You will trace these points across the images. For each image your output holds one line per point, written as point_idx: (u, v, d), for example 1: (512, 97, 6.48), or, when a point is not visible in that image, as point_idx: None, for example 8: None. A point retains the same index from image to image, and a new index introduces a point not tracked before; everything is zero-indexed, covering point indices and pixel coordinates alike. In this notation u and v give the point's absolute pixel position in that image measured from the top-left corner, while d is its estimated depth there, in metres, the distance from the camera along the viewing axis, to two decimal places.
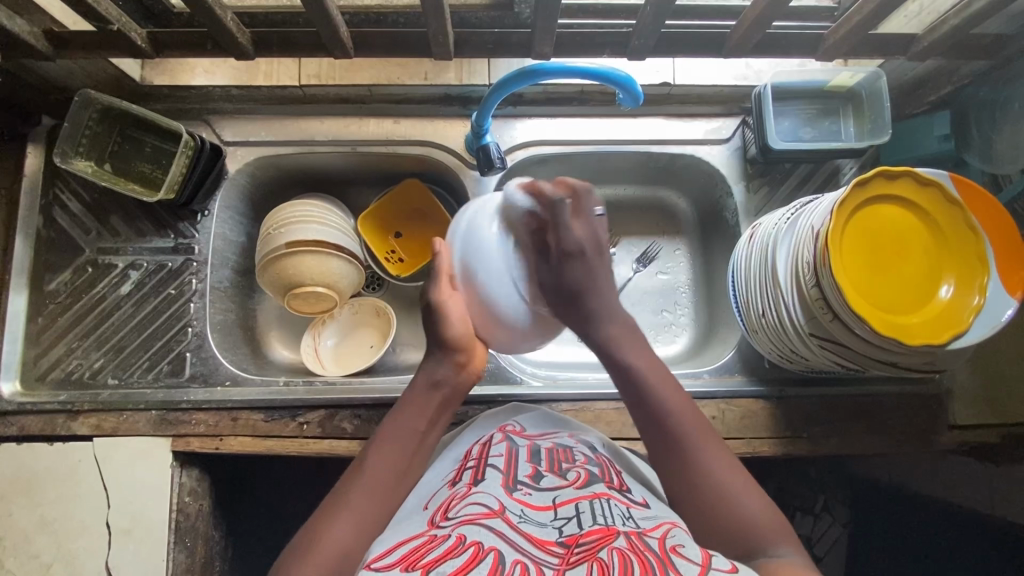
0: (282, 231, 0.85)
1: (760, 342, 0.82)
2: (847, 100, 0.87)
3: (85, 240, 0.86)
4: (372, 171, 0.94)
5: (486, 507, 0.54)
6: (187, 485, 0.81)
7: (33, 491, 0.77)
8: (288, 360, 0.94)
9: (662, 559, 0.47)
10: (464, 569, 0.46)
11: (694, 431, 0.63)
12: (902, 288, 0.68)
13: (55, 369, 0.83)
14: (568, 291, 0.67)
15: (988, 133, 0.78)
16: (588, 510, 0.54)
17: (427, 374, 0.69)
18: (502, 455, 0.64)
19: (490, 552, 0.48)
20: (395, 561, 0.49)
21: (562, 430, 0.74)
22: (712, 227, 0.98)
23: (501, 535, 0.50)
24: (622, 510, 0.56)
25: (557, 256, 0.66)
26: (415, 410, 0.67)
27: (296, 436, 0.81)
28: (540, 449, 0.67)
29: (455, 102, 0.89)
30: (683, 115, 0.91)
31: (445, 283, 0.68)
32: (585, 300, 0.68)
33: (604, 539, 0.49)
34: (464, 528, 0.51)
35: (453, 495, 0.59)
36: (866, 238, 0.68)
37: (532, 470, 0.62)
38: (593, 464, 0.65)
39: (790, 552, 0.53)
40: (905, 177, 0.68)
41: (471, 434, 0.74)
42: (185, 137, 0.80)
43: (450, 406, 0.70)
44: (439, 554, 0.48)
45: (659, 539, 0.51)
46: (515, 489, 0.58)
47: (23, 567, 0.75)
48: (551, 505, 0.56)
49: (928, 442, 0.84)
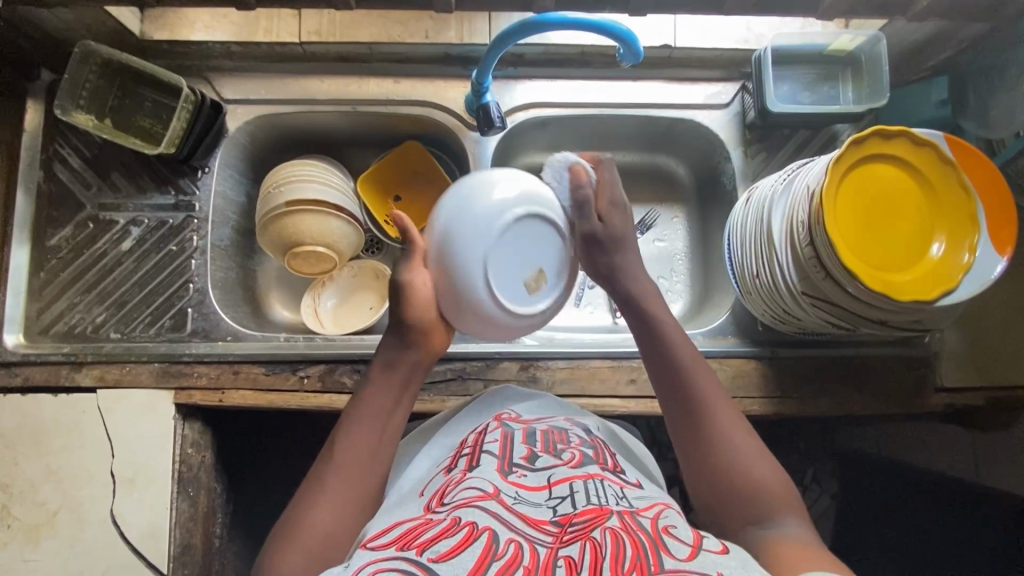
0: (284, 189, 0.85)
1: (753, 302, 0.83)
2: (847, 65, 0.87)
3: (87, 196, 0.87)
4: (373, 132, 0.94)
5: (481, 489, 0.55)
6: (189, 437, 0.83)
7: (39, 440, 0.78)
8: (289, 320, 0.95)
9: (654, 540, 0.49)
10: (459, 548, 0.47)
11: (705, 380, 0.65)
12: (890, 243, 0.69)
13: (58, 322, 0.84)
14: (611, 238, 0.71)
15: (985, 98, 0.79)
16: (582, 490, 0.56)
17: (384, 356, 0.68)
18: (498, 440, 0.65)
19: (484, 533, 0.49)
20: (391, 541, 0.50)
21: (558, 414, 0.74)
22: (710, 193, 0.99)
23: (497, 515, 0.52)
24: (616, 490, 0.57)
25: (603, 204, 0.71)
26: (376, 390, 0.66)
27: (297, 389, 0.82)
28: (535, 431, 0.68)
29: (455, 62, 0.89)
30: (683, 79, 0.91)
31: (417, 259, 0.68)
32: (621, 250, 0.72)
33: (598, 519, 0.51)
34: (460, 510, 0.52)
35: (448, 481, 0.60)
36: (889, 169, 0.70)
37: (527, 452, 0.63)
38: (587, 445, 0.66)
39: (795, 524, 0.56)
40: (902, 138, 0.69)
41: (470, 415, 0.74)
42: (186, 91, 0.81)
43: (413, 381, 0.69)
44: (434, 534, 0.50)
45: (652, 518, 0.53)
46: (510, 472, 0.59)
47: (29, 514, 0.77)
48: (545, 485, 0.57)
49: (915, 404, 0.86)
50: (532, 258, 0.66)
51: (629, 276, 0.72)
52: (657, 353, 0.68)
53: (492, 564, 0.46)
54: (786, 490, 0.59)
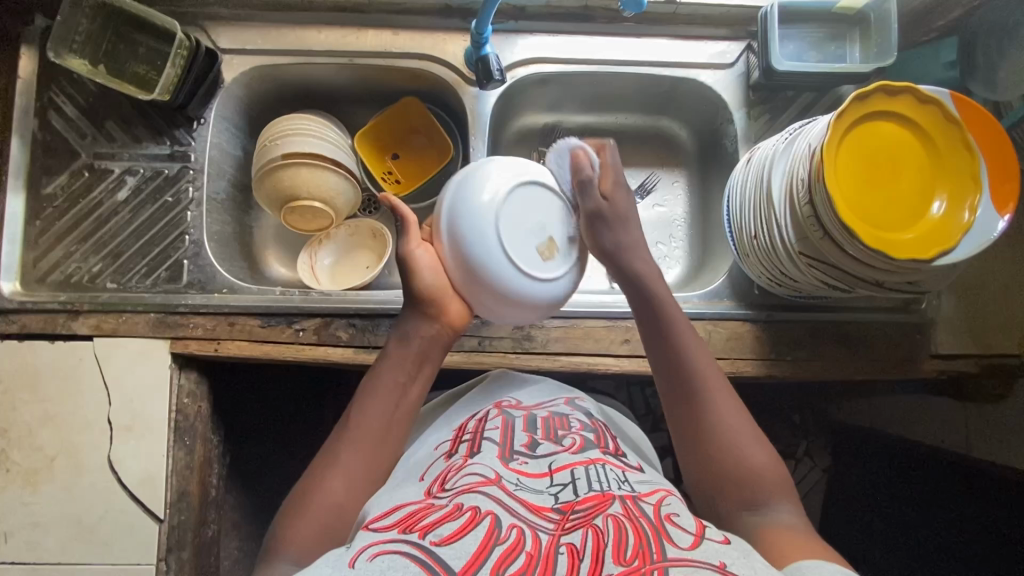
0: (280, 142, 0.85)
1: (750, 265, 0.82)
2: (855, 24, 0.86)
3: (82, 144, 0.86)
4: (372, 87, 0.93)
5: (483, 475, 0.56)
6: (185, 387, 0.82)
7: (37, 387, 0.79)
8: (285, 276, 0.96)
9: (657, 527, 0.48)
10: (462, 532, 0.47)
11: (700, 357, 0.66)
12: (888, 199, 0.68)
13: (54, 271, 0.84)
14: (616, 214, 0.72)
15: (994, 58, 0.77)
16: (584, 476, 0.56)
17: (403, 328, 0.70)
18: (498, 428, 0.66)
19: (487, 517, 0.49)
20: (394, 523, 0.50)
21: (558, 397, 0.75)
22: (712, 157, 0.98)
23: (498, 501, 0.52)
24: (618, 474, 0.57)
25: (607, 185, 0.73)
26: (393, 361, 0.67)
27: (292, 341, 0.82)
28: (535, 418, 0.68)
29: (456, 15, 0.88)
30: (689, 37, 0.89)
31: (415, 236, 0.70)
32: (627, 228, 0.73)
33: (599, 506, 0.51)
34: (462, 496, 0.52)
35: (449, 467, 0.60)
36: (876, 148, 0.69)
37: (527, 440, 0.63)
38: (588, 430, 0.66)
39: (785, 511, 0.56)
40: (906, 93, 0.68)
41: (472, 398, 0.77)
42: (180, 36, 0.80)
43: (431, 355, 0.69)
44: (437, 518, 0.50)
45: (654, 505, 0.52)
46: (512, 459, 0.59)
47: (28, 459, 0.78)
48: (546, 472, 0.57)
49: (908, 371, 0.86)
50: (532, 185, 0.68)
51: (634, 258, 0.72)
52: (656, 326, 0.69)
53: (494, 549, 0.46)
54: (783, 491, 0.58)
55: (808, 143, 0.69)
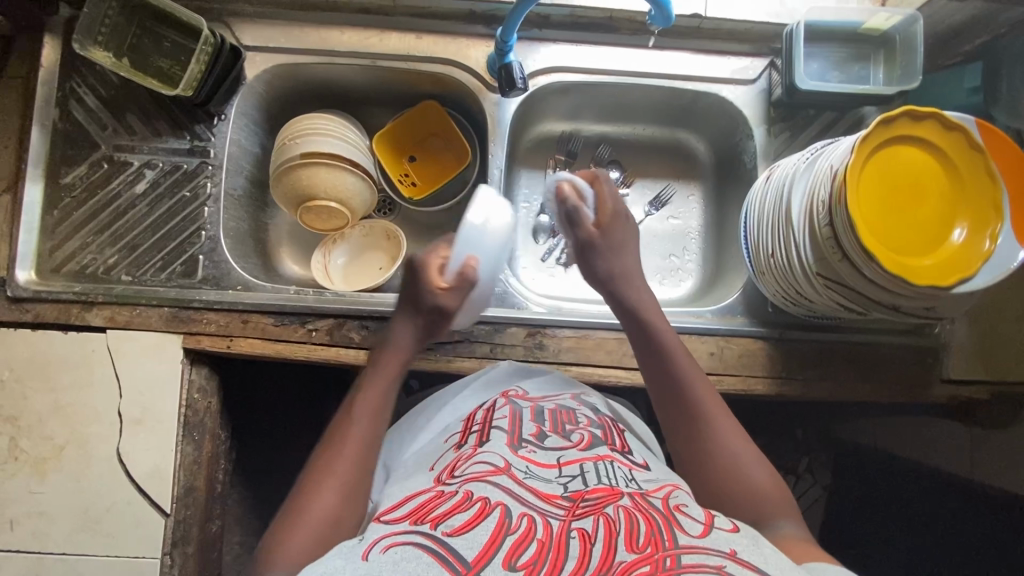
0: (299, 141, 0.85)
1: (766, 282, 0.82)
2: (880, 46, 0.86)
3: (101, 136, 0.86)
4: (393, 90, 0.94)
5: (492, 464, 0.55)
6: (196, 382, 0.83)
7: (48, 376, 0.79)
8: (298, 275, 0.96)
9: (667, 517, 0.48)
10: (473, 523, 0.47)
11: (689, 364, 0.66)
12: (906, 215, 0.68)
13: (69, 262, 0.84)
14: (609, 246, 0.72)
15: (1018, 87, 0.77)
16: (593, 470, 0.56)
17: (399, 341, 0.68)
18: (506, 417, 0.65)
19: (497, 507, 0.49)
20: (404, 515, 0.50)
21: (564, 391, 0.74)
22: (728, 171, 0.97)
23: (509, 490, 0.51)
24: (625, 472, 0.57)
25: (605, 216, 0.73)
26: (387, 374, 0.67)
27: (305, 341, 0.83)
28: (544, 410, 0.68)
29: (480, 20, 0.88)
30: (712, 51, 0.89)
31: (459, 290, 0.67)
32: (624, 255, 0.72)
33: (610, 497, 0.51)
34: (472, 484, 0.52)
35: (459, 456, 0.60)
36: (884, 185, 0.68)
37: (536, 430, 0.63)
38: (596, 426, 0.66)
39: (786, 522, 0.57)
40: (932, 121, 0.67)
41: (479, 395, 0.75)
42: (206, 33, 0.80)
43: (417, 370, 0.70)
44: (447, 508, 0.50)
45: (662, 498, 0.52)
46: (520, 447, 0.59)
47: (36, 448, 0.78)
48: (555, 464, 0.57)
49: (919, 394, 0.86)
50: None
51: (629, 283, 0.71)
52: (645, 349, 0.68)
53: (505, 539, 0.45)
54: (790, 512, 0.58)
55: (831, 164, 0.68)
